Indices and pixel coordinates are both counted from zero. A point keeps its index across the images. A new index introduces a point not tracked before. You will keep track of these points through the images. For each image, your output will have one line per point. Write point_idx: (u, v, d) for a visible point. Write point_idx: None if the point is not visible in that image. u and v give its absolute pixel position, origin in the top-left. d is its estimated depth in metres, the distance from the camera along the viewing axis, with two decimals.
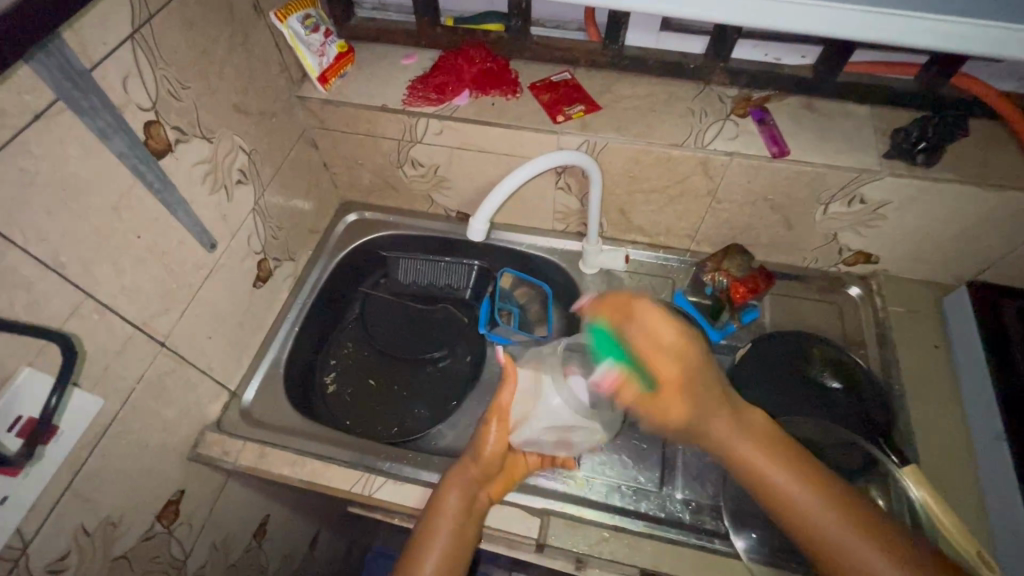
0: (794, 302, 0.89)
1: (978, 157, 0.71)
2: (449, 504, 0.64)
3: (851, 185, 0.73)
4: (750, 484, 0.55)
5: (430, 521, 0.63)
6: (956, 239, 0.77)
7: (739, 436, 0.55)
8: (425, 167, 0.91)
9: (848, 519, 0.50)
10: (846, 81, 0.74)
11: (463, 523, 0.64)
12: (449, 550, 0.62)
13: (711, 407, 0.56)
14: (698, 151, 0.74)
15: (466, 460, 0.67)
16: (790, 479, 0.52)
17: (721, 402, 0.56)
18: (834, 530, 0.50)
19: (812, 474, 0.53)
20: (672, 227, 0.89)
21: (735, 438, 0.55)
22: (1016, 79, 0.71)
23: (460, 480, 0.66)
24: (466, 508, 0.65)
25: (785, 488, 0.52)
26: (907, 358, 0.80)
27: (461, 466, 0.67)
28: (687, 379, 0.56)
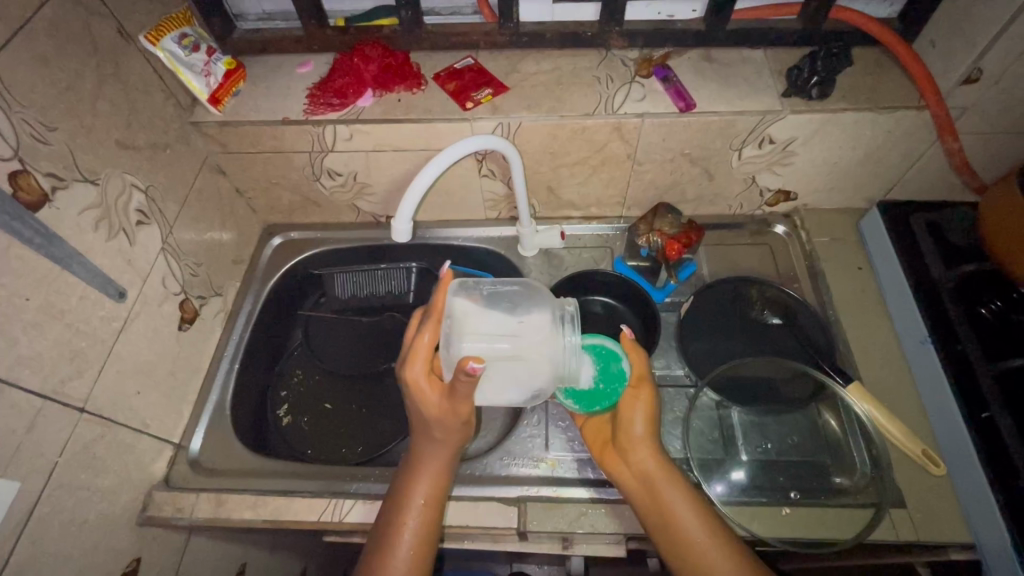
0: (728, 250, 0.91)
1: (866, 84, 0.74)
2: (416, 496, 0.64)
3: (759, 127, 0.76)
4: (649, 506, 0.62)
5: (398, 514, 0.63)
6: (861, 164, 0.81)
7: (663, 475, 0.62)
8: (343, 175, 0.87)
9: (722, 548, 0.58)
10: (737, 29, 0.76)
11: (432, 513, 0.64)
12: (421, 544, 0.62)
13: (649, 444, 0.64)
14: (610, 117, 0.75)
15: (427, 449, 0.67)
16: (681, 507, 0.60)
17: (649, 436, 0.64)
18: (711, 557, 0.57)
19: (713, 520, 0.60)
20: (600, 196, 0.90)
21: (654, 474, 0.62)
22: (888, 5, 0.76)
23: (428, 473, 0.66)
24: (435, 497, 0.65)
25: (675, 513, 0.60)
26: (835, 283, 0.85)
27: (424, 455, 0.67)
28: (639, 415, 0.64)
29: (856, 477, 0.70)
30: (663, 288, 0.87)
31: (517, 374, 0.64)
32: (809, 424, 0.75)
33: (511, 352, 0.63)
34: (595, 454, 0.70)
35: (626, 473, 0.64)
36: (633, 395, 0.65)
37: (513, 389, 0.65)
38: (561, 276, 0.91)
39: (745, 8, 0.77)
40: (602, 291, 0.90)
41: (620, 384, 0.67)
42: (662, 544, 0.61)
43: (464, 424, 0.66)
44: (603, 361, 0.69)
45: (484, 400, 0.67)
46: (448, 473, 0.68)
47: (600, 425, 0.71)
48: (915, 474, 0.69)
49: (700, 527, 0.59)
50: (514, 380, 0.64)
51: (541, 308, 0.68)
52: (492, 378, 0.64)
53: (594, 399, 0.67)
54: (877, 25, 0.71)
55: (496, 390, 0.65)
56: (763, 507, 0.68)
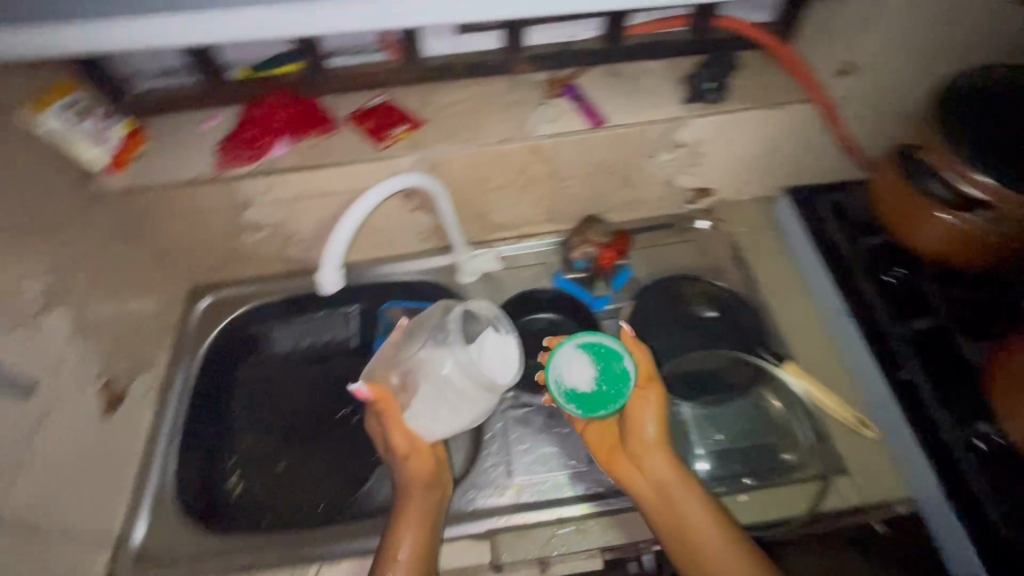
0: (659, 250, 0.94)
1: (758, 82, 0.79)
2: (401, 549, 0.63)
3: (667, 134, 0.80)
4: (663, 508, 0.64)
5: (387, 564, 0.63)
6: (766, 156, 0.86)
7: (677, 479, 0.64)
8: (267, 226, 0.85)
9: (735, 546, 0.59)
10: (633, 43, 0.80)
11: (420, 565, 0.63)
12: None
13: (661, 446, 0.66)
14: (526, 139, 0.77)
15: (406, 497, 0.68)
16: (697, 507, 0.62)
17: (662, 440, 0.67)
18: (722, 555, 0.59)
19: (725, 520, 0.62)
20: (531, 215, 0.91)
21: (671, 475, 0.64)
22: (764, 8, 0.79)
23: (411, 522, 0.65)
24: (421, 546, 0.64)
25: (688, 514, 0.62)
26: (758, 271, 0.90)
27: (407, 503, 0.67)
28: (649, 417, 0.67)
29: (802, 453, 0.73)
30: (600, 298, 0.90)
31: (446, 393, 0.70)
32: (754, 408, 0.78)
33: (437, 375, 0.70)
34: (602, 460, 0.71)
35: (639, 480, 0.66)
36: (642, 394, 0.68)
37: (448, 409, 0.70)
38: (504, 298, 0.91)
39: (640, 23, 0.80)
40: (546, 308, 0.91)
41: (624, 384, 0.67)
42: (670, 547, 0.62)
43: (426, 460, 0.71)
44: (603, 361, 0.69)
45: (428, 429, 0.72)
46: (434, 521, 0.67)
47: (605, 431, 0.72)
48: (854, 441, 0.73)
49: (713, 527, 0.60)
50: (445, 400, 0.70)
51: (466, 330, 0.73)
52: (426, 403, 0.70)
53: (598, 403, 0.66)
54: (754, 28, 0.75)
55: (431, 414, 0.70)
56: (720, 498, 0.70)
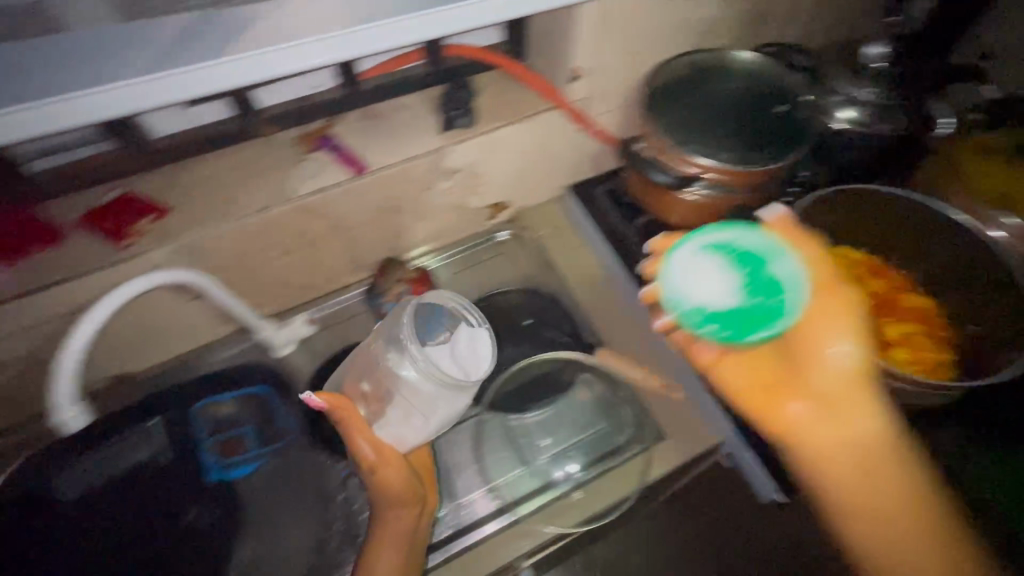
0: (472, 272, 0.96)
1: (506, 99, 0.82)
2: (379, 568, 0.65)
3: (434, 164, 0.81)
4: (855, 471, 0.53)
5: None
6: (541, 162, 0.91)
7: (884, 444, 0.53)
8: (13, 364, 0.72)
9: (919, 513, 0.53)
10: (376, 84, 0.80)
11: None
12: None
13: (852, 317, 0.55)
14: (288, 203, 0.74)
15: (385, 518, 0.68)
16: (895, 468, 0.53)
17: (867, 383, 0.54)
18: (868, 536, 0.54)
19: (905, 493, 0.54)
20: (333, 270, 0.88)
21: (857, 437, 0.53)
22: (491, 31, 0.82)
23: (395, 537, 0.67)
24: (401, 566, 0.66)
25: (870, 489, 0.53)
26: (562, 268, 0.94)
27: (386, 521, 0.68)
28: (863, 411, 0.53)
29: (628, 430, 0.79)
30: None
31: (416, 398, 0.71)
32: (579, 401, 0.83)
33: (405, 381, 0.71)
34: (754, 408, 0.59)
35: (861, 434, 0.53)
36: (833, 302, 0.56)
37: (443, 402, 0.71)
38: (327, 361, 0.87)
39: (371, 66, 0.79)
40: None
41: (781, 294, 0.57)
42: (857, 524, 0.54)
43: (406, 478, 0.70)
44: (751, 264, 0.61)
45: (400, 438, 0.73)
46: (412, 541, 0.68)
47: (763, 363, 0.61)
48: (665, 404, 0.79)
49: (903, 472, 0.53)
50: (417, 404, 0.71)
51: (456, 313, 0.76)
52: (400, 409, 0.72)
53: (754, 327, 0.58)
54: (487, 52, 0.79)
55: (401, 422, 0.72)
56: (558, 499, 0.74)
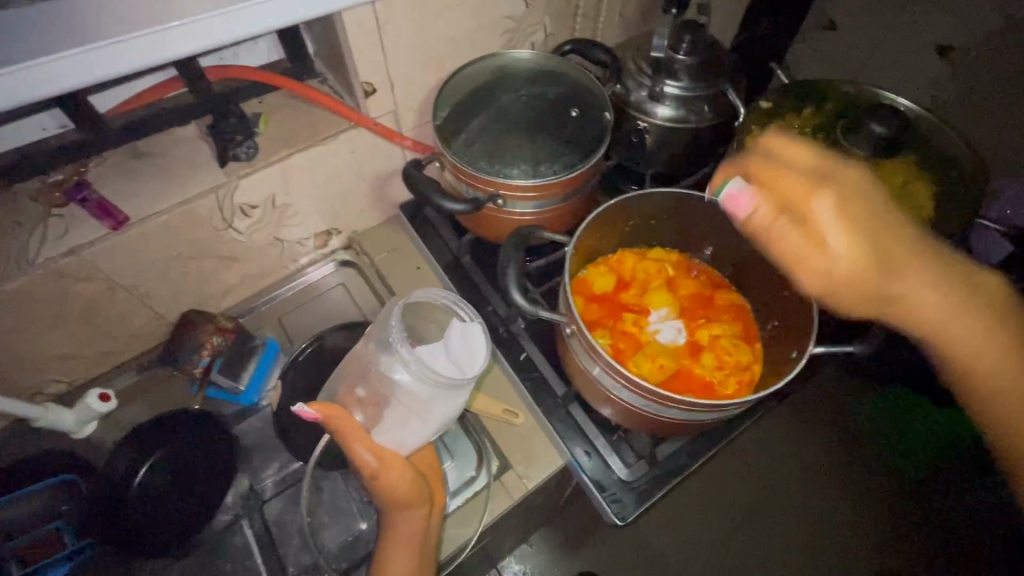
0: (306, 310, 0.89)
1: (298, 122, 0.74)
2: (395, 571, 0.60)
3: (224, 203, 0.71)
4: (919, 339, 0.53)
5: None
6: (360, 184, 0.84)
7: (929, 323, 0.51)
8: None
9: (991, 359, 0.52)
10: (135, 118, 0.70)
11: None
12: None
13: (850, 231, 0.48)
14: (32, 271, 0.62)
15: (396, 516, 0.62)
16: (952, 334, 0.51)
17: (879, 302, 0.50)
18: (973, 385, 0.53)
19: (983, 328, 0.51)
20: (130, 331, 0.77)
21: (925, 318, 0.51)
22: (267, 48, 0.75)
23: (402, 543, 0.61)
24: (414, 566, 0.61)
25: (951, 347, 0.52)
26: (402, 292, 0.87)
27: (395, 523, 0.61)
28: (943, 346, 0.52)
29: (473, 464, 0.73)
30: (248, 391, 0.79)
31: (413, 403, 0.62)
32: None
33: (399, 386, 0.62)
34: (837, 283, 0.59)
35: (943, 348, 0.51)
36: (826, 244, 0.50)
37: (439, 404, 0.62)
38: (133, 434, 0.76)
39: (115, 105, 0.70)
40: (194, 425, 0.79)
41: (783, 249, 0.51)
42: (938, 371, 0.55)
43: (415, 477, 0.62)
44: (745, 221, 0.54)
45: (400, 442, 0.64)
46: (427, 535, 0.63)
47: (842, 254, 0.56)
48: (507, 431, 0.74)
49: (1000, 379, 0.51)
50: (415, 408, 0.62)
51: (438, 309, 0.66)
52: (400, 413, 0.63)
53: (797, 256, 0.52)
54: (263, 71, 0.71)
55: (401, 426, 0.63)
56: None
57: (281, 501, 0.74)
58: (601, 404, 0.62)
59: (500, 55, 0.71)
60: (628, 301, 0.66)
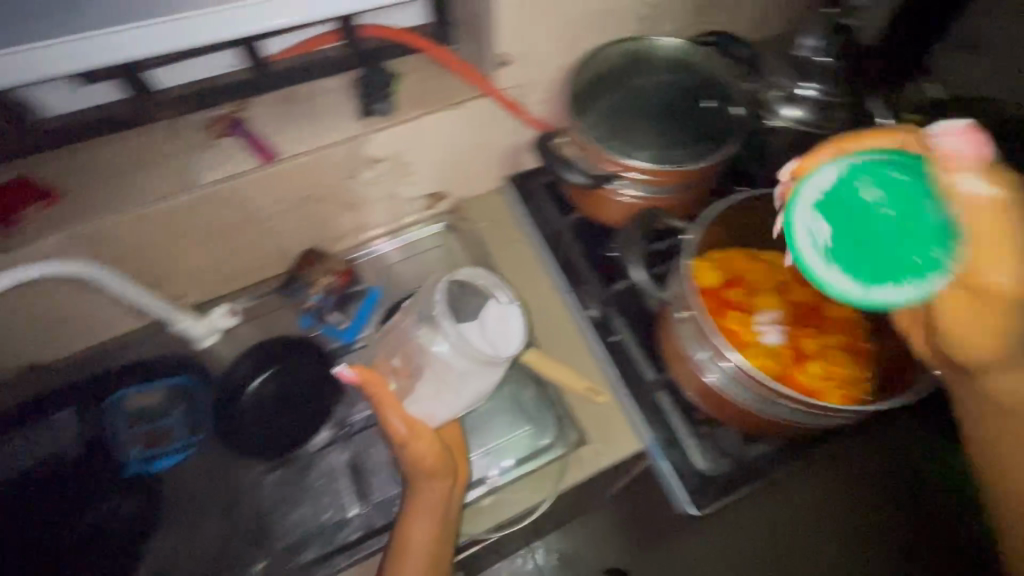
0: (407, 264, 0.93)
1: (431, 84, 0.78)
2: (415, 538, 0.63)
3: (355, 153, 0.76)
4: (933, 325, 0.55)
5: (397, 563, 0.62)
6: (475, 153, 0.87)
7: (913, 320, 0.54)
8: None
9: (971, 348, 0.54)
10: (292, 66, 0.76)
11: (436, 550, 0.63)
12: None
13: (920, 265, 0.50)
14: (192, 192, 0.70)
15: (421, 485, 0.66)
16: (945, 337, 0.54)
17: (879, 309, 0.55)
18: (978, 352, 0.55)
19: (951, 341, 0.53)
20: (256, 260, 0.85)
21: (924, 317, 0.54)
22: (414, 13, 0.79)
23: (424, 508, 0.64)
24: (436, 534, 0.64)
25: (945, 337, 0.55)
26: (500, 261, 0.91)
27: (419, 492, 0.65)
28: (971, 345, 0.48)
29: (553, 432, 0.76)
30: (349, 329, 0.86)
31: (447, 375, 0.69)
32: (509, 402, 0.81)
33: (436, 360, 0.69)
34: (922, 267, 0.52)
35: (958, 390, 0.54)
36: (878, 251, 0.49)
37: (471, 379, 0.68)
38: (247, 352, 0.84)
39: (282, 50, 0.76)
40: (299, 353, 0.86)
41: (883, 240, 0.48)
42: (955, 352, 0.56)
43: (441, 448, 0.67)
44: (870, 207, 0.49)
45: (431, 414, 0.70)
46: (449, 511, 0.66)
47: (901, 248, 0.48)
48: (588, 408, 0.76)
49: (1003, 424, 0.52)
50: (449, 380, 0.69)
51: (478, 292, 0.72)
52: (434, 387, 0.69)
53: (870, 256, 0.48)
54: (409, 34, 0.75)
55: (433, 397, 0.69)
56: (475, 507, 0.72)
57: (367, 436, 0.80)
58: (697, 394, 0.64)
59: (646, 40, 0.71)
60: (734, 298, 0.65)
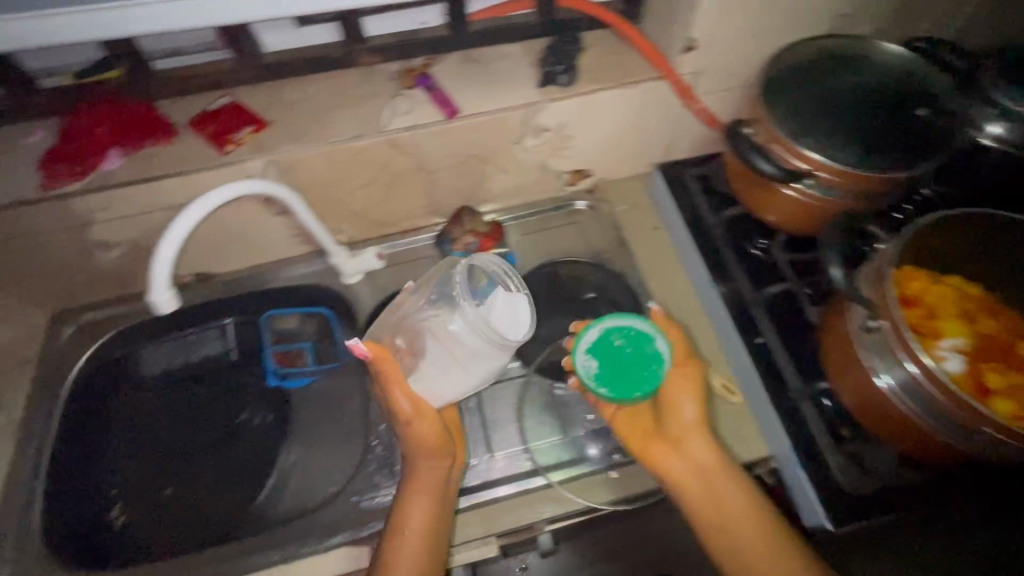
0: (545, 235, 0.95)
1: (610, 61, 0.78)
2: (410, 519, 0.65)
3: (528, 119, 0.79)
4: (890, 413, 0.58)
5: (394, 539, 0.65)
6: (633, 135, 0.87)
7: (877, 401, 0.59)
8: (121, 244, 0.79)
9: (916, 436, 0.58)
10: (483, 28, 0.79)
11: (433, 531, 0.66)
12: (427, 551, 0.64)
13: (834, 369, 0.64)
14: (380, 136, 0.74)
15: (420, 467, 0.69)
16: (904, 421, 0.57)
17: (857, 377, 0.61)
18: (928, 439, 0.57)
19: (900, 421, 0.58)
20: (410, 210, 0.90)
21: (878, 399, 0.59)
22: None
23: (422, 487, 0.68)
24: (433, 514, 0.66)
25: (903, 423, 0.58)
26: (637, 247, 0.91)
27: (420, 471, 0.68)
28: (687, 399, 0.68)
29: None
30: None
31: (456, 356, 0.67)
32: None
33: (442, 341, 0.67)
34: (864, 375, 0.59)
35: (676, 464, 0.66)
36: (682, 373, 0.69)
37: (477, 363, 0.67)
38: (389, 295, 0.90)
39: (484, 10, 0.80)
40: None
41: (658, 364, 0.67)
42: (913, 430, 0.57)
43: (439, 428, 0.70)
44: (635, 347, 0.68)
45: (435, 394, 0.71)
46: (444, 492, 0.69)
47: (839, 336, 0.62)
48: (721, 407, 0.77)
49: (729, 481, 0.64)
50: (458, 359, 0.67)
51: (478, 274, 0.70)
52: (440, 368, 0.69)
53: (633, 386, 0.66)
54: (601, 9, 0.76)
55: (439, 376, 0.69)
56: (591, 476, 0.75)
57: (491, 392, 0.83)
58: (856, 403, 0.62)
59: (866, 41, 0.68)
60: (915, 320, 0.61)
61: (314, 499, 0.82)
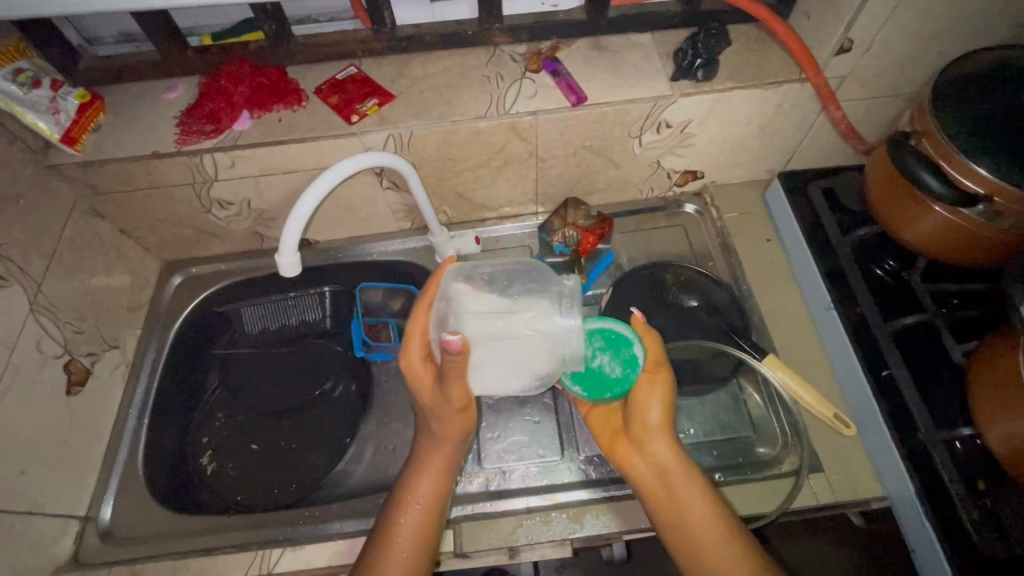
0: (646, 235, 0.91)
1: (749, 60, 0.74)
2: (416, 496, 0.63)
3: (654, 114, 0.75)
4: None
5: (396, 515, 0.62)
6: (759, 140, 0.82)
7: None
8: (237, 204, 0.81)
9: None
10: (618, 15, 0.76)
11: (433, 513, 0.63)
12: (424, 533, 0.61)
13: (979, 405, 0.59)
14: (503, 118, 0.73)
15: (430, 447, 0.66)
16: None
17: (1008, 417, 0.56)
18: None
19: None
20: (513, 196, 0.88)
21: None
22: None
23: (430, 467, 0.65)
24: (437, 497, 0.64)
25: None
26: (746, 258, 0.86)
27: (429, 451, 0.65)
28: (655, 403, 0.61)
29: (779, 447, 0.73)
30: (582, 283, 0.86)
31: (520, 355, 0.59)
32: (732, 401, 0.78)
33: (506, 330, 0.59)
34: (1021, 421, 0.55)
35: (639, 464, 0.61)
36: (649, 381, 0.62)
37: (536, 366, 0.59)
38: None
39: None
40: None
41: (631, 370, 0.61)
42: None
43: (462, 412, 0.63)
44: (611, 349, 0.63)
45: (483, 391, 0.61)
46: (450, 475, 0.66)
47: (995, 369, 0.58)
48: (831, 438, 0.72)
49: (693, 488, 0.58)
50: (525, 362, 0.59)
51: (546, 278, 0.65)
52: (493, 359, 0.59)
53: (603, 387, 0.61)
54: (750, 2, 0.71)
55: (497, 376, 0.60)
56: None
57: None
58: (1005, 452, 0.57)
59: None
60: None
61: (389, 475, 0.81)
